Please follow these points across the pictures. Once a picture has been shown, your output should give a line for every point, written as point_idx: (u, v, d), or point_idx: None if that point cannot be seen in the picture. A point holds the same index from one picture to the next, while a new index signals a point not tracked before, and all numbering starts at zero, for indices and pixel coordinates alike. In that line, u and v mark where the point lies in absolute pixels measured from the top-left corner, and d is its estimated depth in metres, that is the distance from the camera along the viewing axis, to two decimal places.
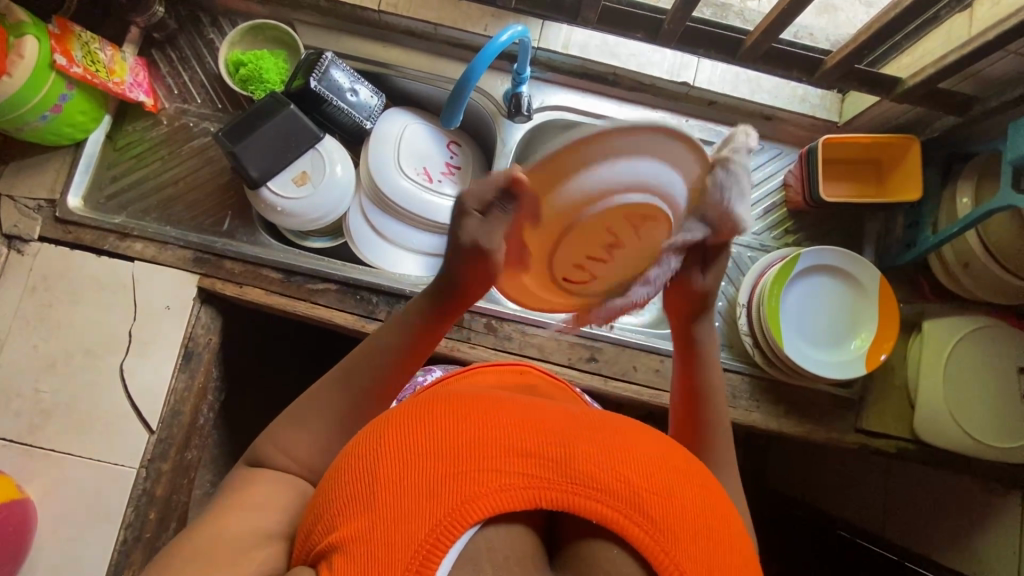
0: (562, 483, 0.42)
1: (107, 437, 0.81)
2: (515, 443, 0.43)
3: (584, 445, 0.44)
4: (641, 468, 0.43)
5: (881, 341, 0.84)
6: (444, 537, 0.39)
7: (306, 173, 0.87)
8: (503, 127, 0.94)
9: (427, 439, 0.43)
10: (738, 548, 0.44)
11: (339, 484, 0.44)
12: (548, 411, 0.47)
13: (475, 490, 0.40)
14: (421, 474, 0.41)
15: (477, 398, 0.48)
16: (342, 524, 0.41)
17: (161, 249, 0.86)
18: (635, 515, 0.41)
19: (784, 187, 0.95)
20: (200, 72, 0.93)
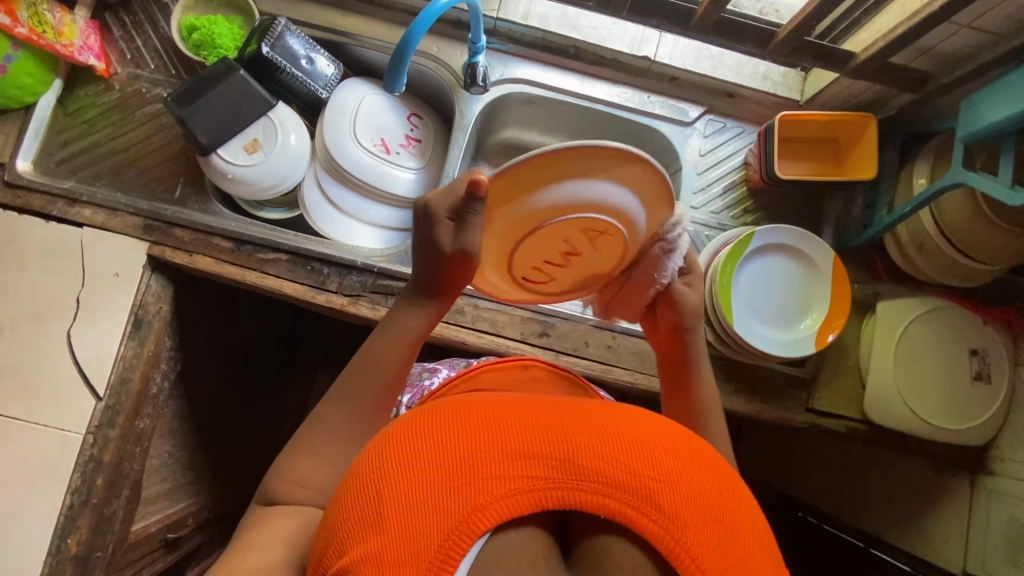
0: (565, 482, 0.42)
1: (54, 402, 0.81)
2: (514, 446, 0.43)
3: (584, 440, 0.44)
4: (643, 456, 0.44)
5: (832, 320, 0.84)
6: (455, 547, 0.40)
7: (258, 141, 0.86)
8: (462, 99, 0.93)
9: (427, 453, 0.43)
10: (751, 524, 0.44)
11: (343, 506, 0.44)
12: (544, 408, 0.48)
13: (479, 498, 0.41)
14: (424, 490, 0.41)
15: (472, 402, 0.48)
16: (352, 546, 0.41)
17: (110, 215, 0.85)
18: (641, 505, 0.42)
19: (744, 165, 0.94)
20: (154, 37, 0.92)
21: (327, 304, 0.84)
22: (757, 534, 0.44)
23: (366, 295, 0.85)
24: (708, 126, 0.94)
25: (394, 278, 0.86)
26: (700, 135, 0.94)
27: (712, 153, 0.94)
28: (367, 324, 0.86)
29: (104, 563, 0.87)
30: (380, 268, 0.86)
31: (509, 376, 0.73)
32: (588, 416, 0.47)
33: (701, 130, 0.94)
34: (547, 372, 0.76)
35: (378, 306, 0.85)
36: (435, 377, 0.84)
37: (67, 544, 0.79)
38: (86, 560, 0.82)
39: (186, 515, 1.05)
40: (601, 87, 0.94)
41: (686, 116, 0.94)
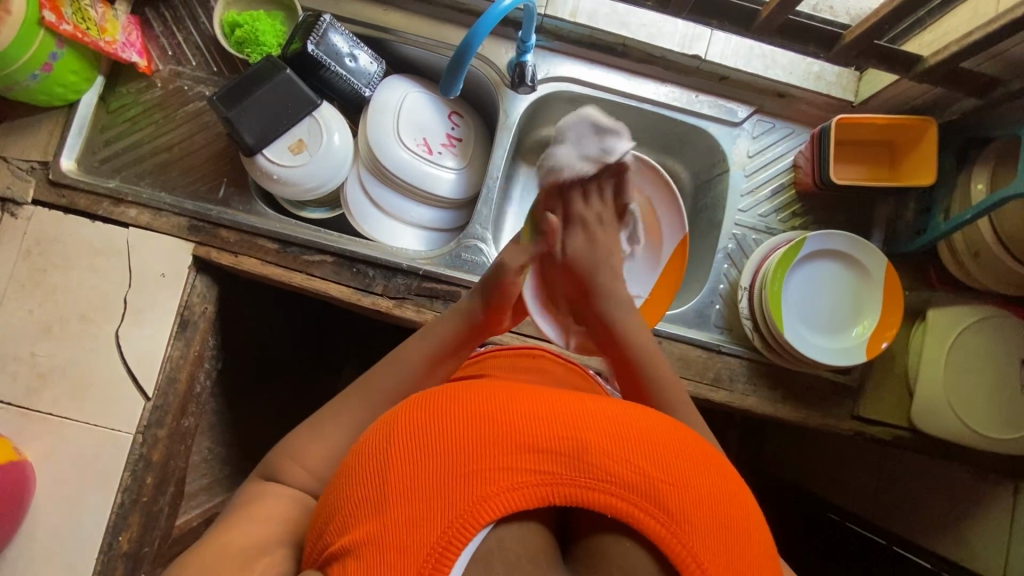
0: (572, 480, 0.43)
1: (103, 402, 0.81)
2: (525, 440, 0.44)
3: (596, 437, 0.44)
4: (655, 458, 0.44)
5: (884, 329, 0.83)
6: (457, 538, 0.41)
7: (303, 141, 0.84)
8: (507, 98, 0.91)
9: (436, 438, 0.44)
10: (752, 529, 0.45)
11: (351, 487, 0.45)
12: (556, 398, 0.48)
13: (486, 490, 0.42)
14: (430, 475, 0.42)
15: (483, 388, 0.48)
16: (356, 525, 0.42)
17: (155, 215, 0.85)
18: (647, 506, 0.42)
19: (793, 168, 0.92)
20: (195, 33, 0.90)
21: (372, 307, 0.84)
22: (759, 541, 0.45)
23: (411, 297, 0.85)
24: (756, 126, 0.93)
25: (439, 281, 0.85)
26: (749, 136, 0.92)
27: (760, 154, 0.92)
28: (412, 327, 0.85)
29: (151, 557, 0.88)
30: (425, 271, 0.85)
31: (519, 363, 0.74)
32: (601, 410, 0.47)
33: (749, 131, 0.93)
34: (562, 363, 0.77)
35: (424, 309, 0.84)
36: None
37: (119, 542, 0.80)
38: (136, 556, 0.83)
39: None
40: (649, 85, 0.92)
41: (734, 116, 0.92)
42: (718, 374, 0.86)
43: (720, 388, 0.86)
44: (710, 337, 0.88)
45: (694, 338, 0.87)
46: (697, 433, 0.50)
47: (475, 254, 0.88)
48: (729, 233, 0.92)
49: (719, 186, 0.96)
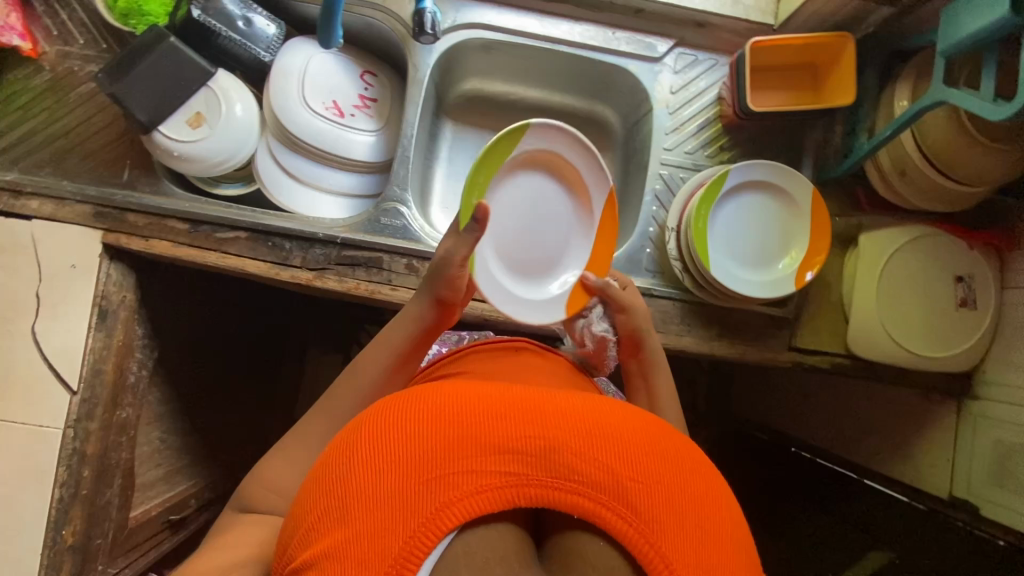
0: (541, 480, 0.44)
1: (29, 400, 0.80)
2: (490, 441, 0.44)
3: (564, 436, 0.45)
4: (622, 454, 0.45)
5: (812, 256, 0.81)
6: (420, 546, 0.41)
7: (202, 114, 0.81)
8: (415, 50, 0.87)
9: (399, 445, 0.44)
10: (722, 522, 0.46)
11: (310, 496, 0.45)
12: (523, 396, 0.48)
13: (452, 495, 0.42)
14: (394, 482, 0.42)
15: (449, 388, 0.49)
16: (318, 538, 0.42)
17: (59, 205, 0.82)
18: (615, 505, 0.43)
19: (719, 100, 0.89)
20: (79, 9, 0.85)
21: (293, 280, 0.82)
22: (731, 532, 0.46)
23: (332, 267, 0.83)
24: (678, 60, 0.89)
25: (359, 248, 0.83)
26: (670, 71, 0.89)
27: (684, 89, 0.90)
28: (337, 297, 0.84)
29: (105, 549, 0.89)
30: (343, 238, 0.83)
31: (500, 356, 0.75)
32: (568, 407, 0.48)
33: (671, 66, 0.89)
34: (540, 351, 0.78)
35: (346, 278, 0.83)
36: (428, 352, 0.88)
37: (63, 536, 0.81)
38: (85, 548, 0.84)
39: (186, 495, 1.08)
40: (563, 26, 0.88)
41: (654, 51, 0.89)
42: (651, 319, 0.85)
43: None
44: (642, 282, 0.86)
45: None
46: (669, 426, 0.51)
47: (394, 218, 0.85)
48: (656, 174, 0.89)
49: (646, 126, 0.93)
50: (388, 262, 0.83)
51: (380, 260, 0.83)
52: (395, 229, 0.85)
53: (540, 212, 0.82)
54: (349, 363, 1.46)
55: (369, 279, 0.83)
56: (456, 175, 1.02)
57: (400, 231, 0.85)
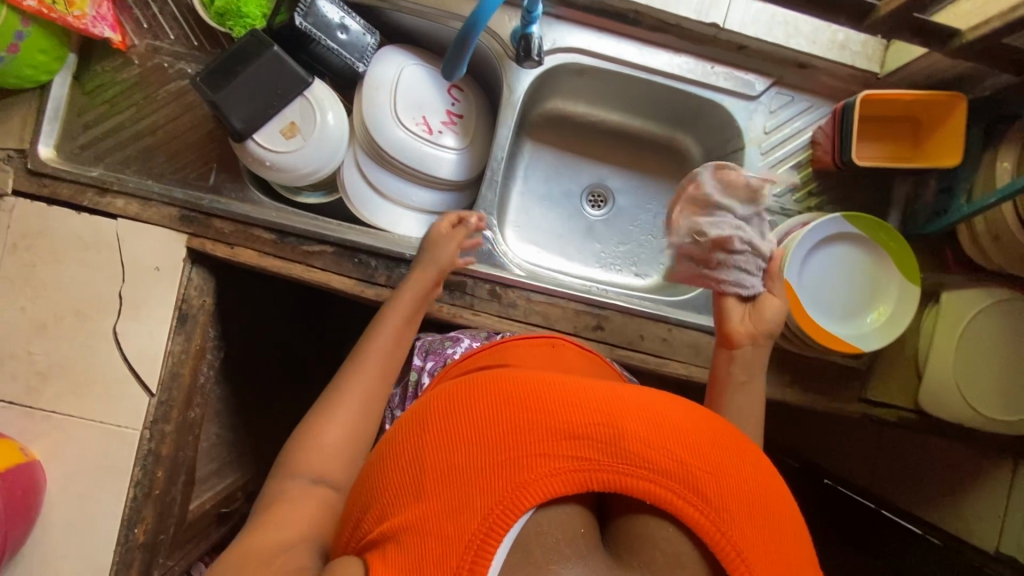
0: (610, 465, 0.42)
1: (107, 399, 0.80)
2: (560, 425, 0.43)
3: (631, 425, 0.44)
4: (690, 445, 0.44)
5: (899, 315, 0.81)
6: (496, 526, 0.40)
7: (296, 124, 0.79)
8: (510, 71, 0.85)
9: (471, 427, 0.44)
10: (791, 521, 0.44)
11: (385, 475, 0.45)
12: (586, 387, 0.48)
13: (524, 475, 0.41)
14: (470, 462, 0.42)
15: (516, 377, 0.49)
16: (395, 512, 0.43)
17: (145, 206, 0.81)
18: (686, 493, 0.42)
19: (811, 145, 0.88)
20: (171, 2, 0.83)
21: (376, 298, 0.82)
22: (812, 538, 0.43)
23: None
24: (774, 100, 0.88)
25: None
26: (766, 110, 0.88)
27: (778, 130, 0.88)
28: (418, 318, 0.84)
29: (168, 544, 0.89)
30: None
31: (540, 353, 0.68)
32: (633, 399, 0.47)
33: (767, 105, 0.88)
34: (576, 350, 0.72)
35: (429, 300, 0.82)
36: (459, 345, 0.77)
37: (135, 533, 0.80)
38: (154, 546, 0.84)
39: (236, 488, 1.08)
40: (662, 56, 0.86)
41: (752, 89, 0.88)
42: None
43: None
44: None
45: (704, 325, 0.86)
46: (735, 428, 0.49)
47: (480, 242, 0.85)
48: None
49: (733, 163, 0.92)
50: (472, 286, 0.83)
51: (463, 284, 0.83)
52: (480, 254, 0.85)
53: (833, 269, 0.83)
54: None
55: (451, 302, 0.83)
56: (530, 194, 1.02)
57: (486, 256, 0.85)
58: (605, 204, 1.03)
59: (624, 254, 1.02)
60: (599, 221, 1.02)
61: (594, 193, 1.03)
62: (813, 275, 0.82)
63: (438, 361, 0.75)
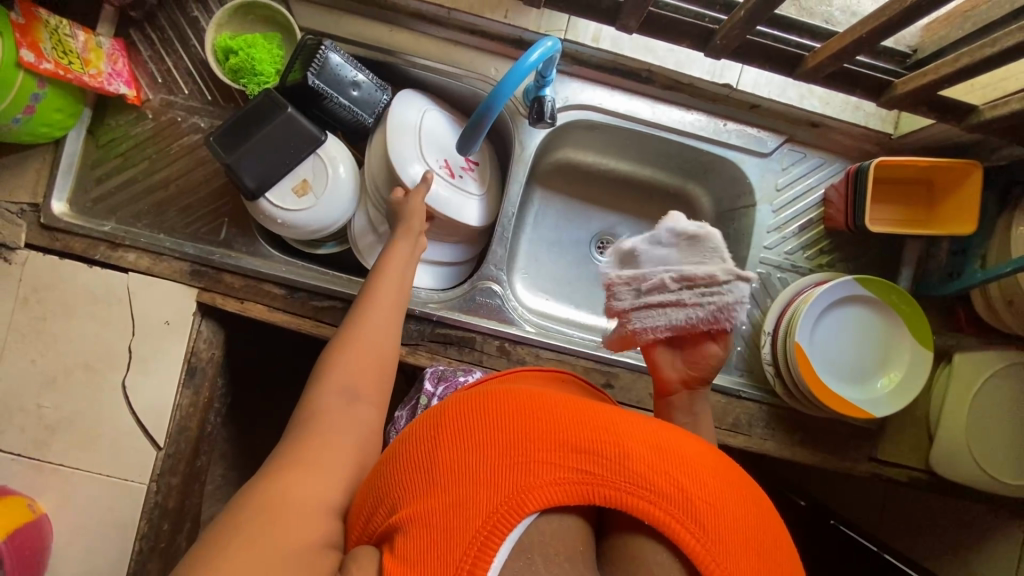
0: (612, 482, 0.42)
1: (114, 453, 0.80)
2: (569, 438, 0.43)
3: (636, 446, 0.44)
4: (691, 474, 0.43)
5: (911, 381, 0.80)
6: (499, 529, 0.40)
7: (308, 181, 0.79)
8: (522, 127, 0.85)
9: (484, 427, 0.44)
10: (787, 563, 0.43)
11: (397, 467, 0.46)
12: (595, 405, 0.47)
13: (530, 481, 0.41)
14: (479, 463, 0.42)
15: (529, 390, 0.48)
16: (404, 503, 0.43)
17: (156, 260, 0.81)
18: (683, 519, 0.41)
19: (824, 203, 0.88)
20: (186, 57, 0.83)
21: None
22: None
23: (425, 343, 0.82)
24: (786, 157, 0.88)
25: (454, 327, 0.83)
26: (777, 167, 0.88)
27: (789, 187, 0.88)
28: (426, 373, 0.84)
29: None
30: (439, 317, 0.82)
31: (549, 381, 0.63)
32: (638, 422, 0.47)
33: (778, 163, 0.88)
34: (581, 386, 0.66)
35: (437, 355, 0.82)
36: (471, 375, 0.77)
37: None
38: None
39: None
40: (674, 113, 0.86)
41: (764, 146, 0.87)
42: (736, 420, 0.85)
43: (737, 433, 0.85)
44: (730, 381, 0.86)
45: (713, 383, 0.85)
46: (735, 463, 0.49)
47: (489, 297, 0.85)
48: (753, 271, 0.88)
49: (744, 218, 0.92)
50: (481, 342, 0.83)
51: (472, 340, 0.83)
52: (490, 309, 0.84)
53: (844, 334, 0.82)
54: None
55: (460, 358, 0.82)
56: (540, 242, 1.01)
57: (495, 311, 0.85)
58: None
59: None
60: None
61: (603, 240, 1.03)
62: (825, 338, 0.82)
63: (449, 387, 0.75)
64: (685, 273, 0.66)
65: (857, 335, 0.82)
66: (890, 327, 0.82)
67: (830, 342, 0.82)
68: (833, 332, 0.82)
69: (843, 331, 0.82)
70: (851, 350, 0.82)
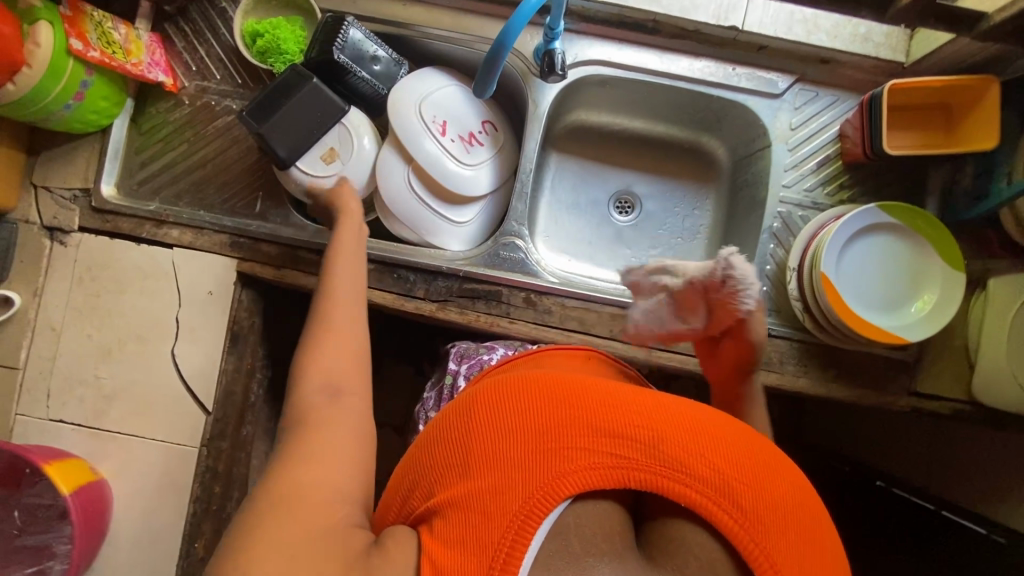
0: (651, 466, 0.41)
1: (167, 418, 0.84)
2: (604, 422, 0.43)
3: (674, 430, 0.43)
4: (730, 454, 0.42)
5: (945, 303, 0.79)
6: (534, 514, 0.40)
7: (334, 149, 0.85)
8: (534, 87, 0.88)
9: (519, 413, 0.44)
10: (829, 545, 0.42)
11: (431, 455, 0.46)
12: (631, 389, 0.47)
13: (565, 467, 0.41)
14: (513, 450, 0.42)
15: (563, 375, 0.48)
16: (440, 490, 0.43)
17: (198, 234, 0.86)
18: (723, 500, 0.40)
19: (839, 138, 0.88)
20: (216, 45, 0.89)
21: (416, 311, 0.85)
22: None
23: (453, 299, 0.85)
24: (798, 96, 0.88)
25: (480, 281, 0.85)
26: (790, 107, 0.88)
27: (803, 126, 0.89)
28: (456, 328, 0.86)
29: None
30: (465, 272, 0.85)
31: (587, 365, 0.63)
32: (675, 405, 0.46)
33: (791, 102, 0.89)
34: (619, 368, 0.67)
35: (466, 310, 0.85)
36: (494, 353, 0.80)
37: (196, 548, 0.83)
38: None
39: None
40: (682, 62, 0.88)
41: (775, 87, 0.88)
42: (768, 357, 0.85)
43: (770, 371, 0.85)
44: None
45: None
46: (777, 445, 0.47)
47: (513, 251, 0.87)
48: (773, 212, 0.89)
49: (761, 161, 0.92)
50: (507, 295, 0.85)
51: (499, 293, 0.85)
52: (513, 263, 0.87)
53: (872, 264, 0.82)
54: (422, 377, 1.30)
55: (488, 311, 0.85)
56: (559, 205, 1.03)
57: (519, 264, 0.87)
58: (632, 210, 1.04)
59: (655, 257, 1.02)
60: (627, 226, 1.03)
61: (621, 199, 1.04)
62: (852, 268, 0.82)
63: (474, 364, 0.78)
64: (688, 279, 0.67)
65: (886, 262, 0.82)
66: (920, 255, 0.81)
67: (858, 270, 0.82)
68: (860, 262, 0.82)
69: (870, 261, 0.82)
70: (880, 278, 0.82)
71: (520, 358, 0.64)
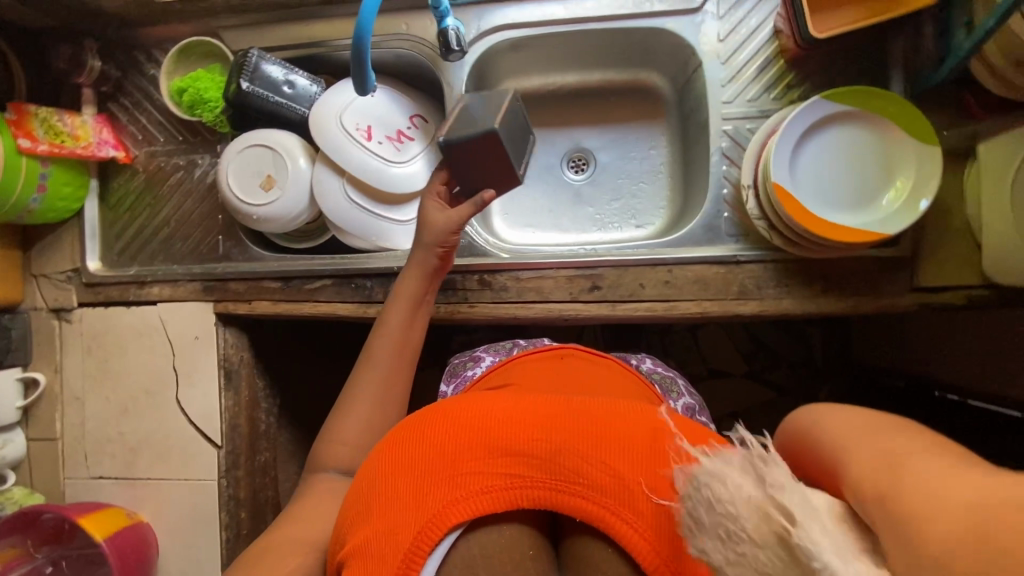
0: (540, 481, 0.48)
1: (186, 460, 0.91)
2: (498, 445, 0.49)
3: (564, 442, 0.49)
4: (619, 454, 0.48)
5: (920, 184, 0.71)
6: (429, 542, 0.46)
7: (271, 175, 0.87)
8: (446, 69, 0.88)
9: (422, 449, 0.50)
10: None
11: (350, 500, 0.52)
12: (535, 403, 0.53)
13: (456, 494, 0.47)
14: (412, 485, 0.48)
15: (469, 401, 0.54)
16: (353, 534, 0.49)
17: (175, 287, 0.92)
18: (607, 504, 0.47)
19: (776, 34, 0.81)
20: (154, 110, 0.95)
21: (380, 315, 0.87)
22: None
23: None
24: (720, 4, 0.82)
25: None
26: (715, 17, 0.82)
27: (732, 34, 0.82)
28: None
29: None
30: None
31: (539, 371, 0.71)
32: (571, 411, 0.52)
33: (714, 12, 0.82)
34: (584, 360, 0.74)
35: None
36: (479, 366, 0.81)
37: None
38: None
39: None
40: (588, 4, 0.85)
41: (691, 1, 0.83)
42: (743, 286, 0.80)
43: (747, 300, 0.80)
44: (724, 249, 0.81)
45: (706, 254, 0.81)
46: (684, 424, 0.53)
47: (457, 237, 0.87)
48: (719, 131, 0.83)
49: (699, 82, 0.87)
50: (461, 281, 0.85)
51: (453, 281, 0.85)
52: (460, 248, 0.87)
53: (830, 164, 0.75)
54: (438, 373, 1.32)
55: (447, 301, 0.85)
56: None
57: (466, 250, 0.87)
58: (586, 166, 1.00)
59: (620, 209, 0.98)
60: (584, 184, 1.00)
61: (574, 158, 1.01)
62: (811, 172, 0.75)
63: (459, 385, 0.80)
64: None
65: (847, 157, 0.75)
66: (890, 140, 0.73)
67: (818, 171, 0.75)
68: (818, 163, 0.75)
69: (831, 160, 0.75)
70: (843, 176, 0.75)
71: (492, 371, 0.74)
